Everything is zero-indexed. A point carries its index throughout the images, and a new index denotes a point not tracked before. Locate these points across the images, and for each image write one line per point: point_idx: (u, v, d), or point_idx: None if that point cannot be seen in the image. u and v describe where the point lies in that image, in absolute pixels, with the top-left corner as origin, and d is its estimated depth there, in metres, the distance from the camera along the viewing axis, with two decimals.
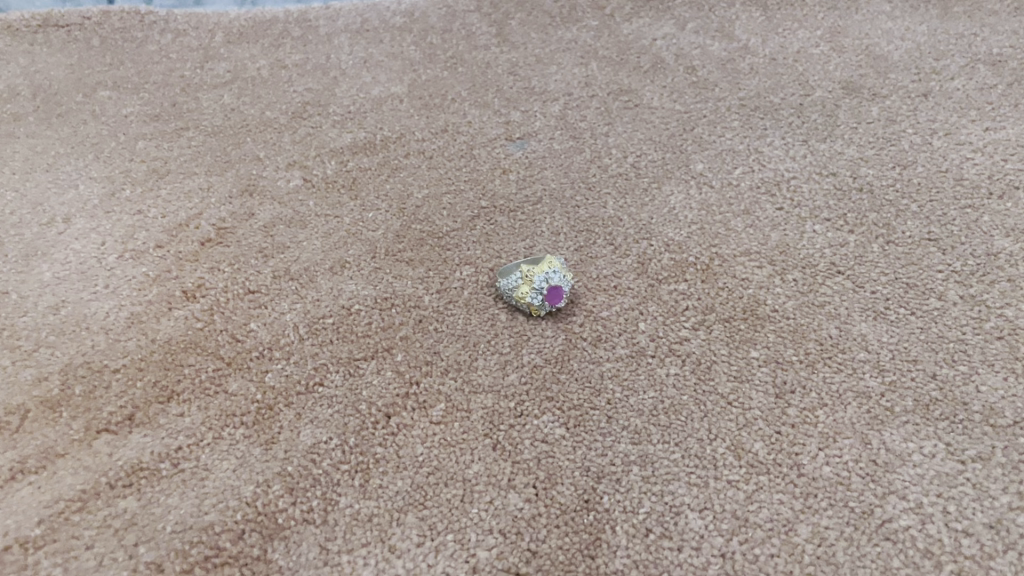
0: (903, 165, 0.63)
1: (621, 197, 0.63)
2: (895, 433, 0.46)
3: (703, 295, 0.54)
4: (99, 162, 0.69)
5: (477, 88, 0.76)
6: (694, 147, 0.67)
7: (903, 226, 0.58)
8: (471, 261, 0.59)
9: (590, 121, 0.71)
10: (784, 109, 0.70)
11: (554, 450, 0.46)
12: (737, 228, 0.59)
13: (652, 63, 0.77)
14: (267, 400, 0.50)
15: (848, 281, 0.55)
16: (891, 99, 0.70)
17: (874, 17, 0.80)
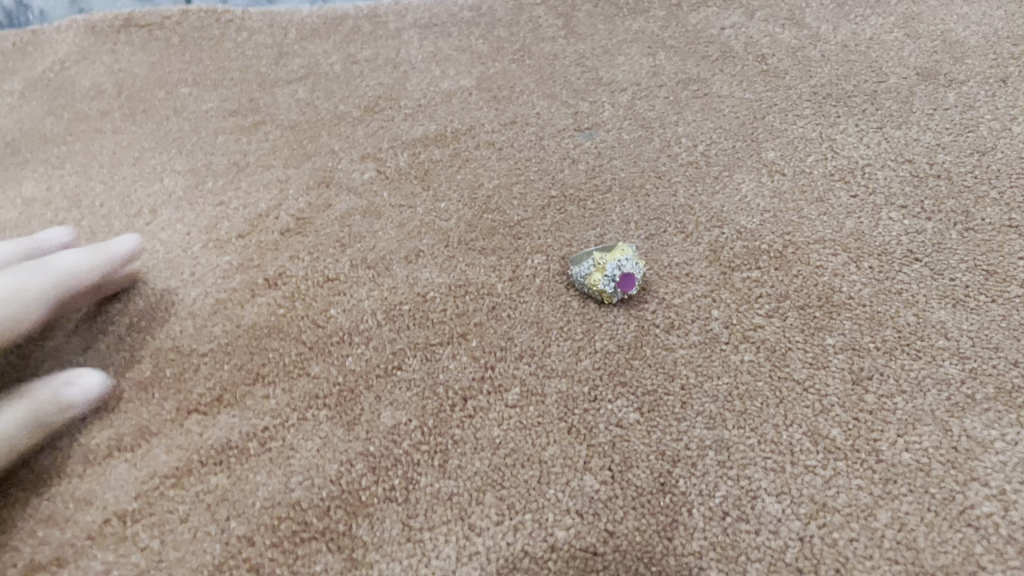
0: (982, 151, 0.62)
1: (691, 186, 0.63)
2: (977, 420, 0.45)
3: (777, 283, 0.54)
4: (182, 155, 0.72)
5: (545, 79, 0.77)
6: (765, 135, 0.67)
7: (982, 213, 0.57)
8: (542, 250, 0.59)
9: (659, 110, 0.71)
10: (857, 96, 0.69)
11: (629, 434, 0.47)
12: (810, 216, 0.59)
13: (721, 53, 0.76)
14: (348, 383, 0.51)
15: (926, 268, 0.54)
16: (969, 84, 0.68)
17: (950, 2, 0.79)
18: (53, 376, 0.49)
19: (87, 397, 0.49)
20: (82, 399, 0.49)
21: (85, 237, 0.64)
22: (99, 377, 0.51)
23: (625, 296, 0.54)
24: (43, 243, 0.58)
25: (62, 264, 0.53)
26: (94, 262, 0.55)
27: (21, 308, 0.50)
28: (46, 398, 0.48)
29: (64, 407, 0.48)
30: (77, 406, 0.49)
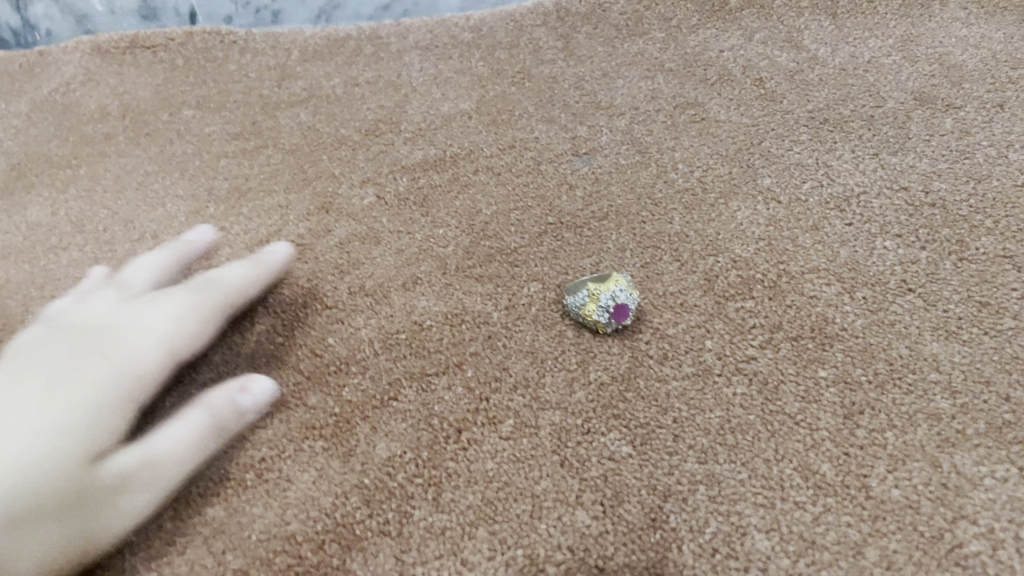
0: (978, 179, 0.62)
1: (687, 213, 0.63)
2: (967, 456, 0.46)
3: (771, 313, 0.55)
4: (185, 179, 0.73)
5: (544, 103, 0.77)
6: (762, 161, 0.67)
7: (976, 243, 0.58)
8: (538, 278, 0.60)
9: (657, 135, 0.71)
10: (854, 121, 0.69)
11: (621, 468, 0.47)
12: (805, 245, 0.59)
13: (719, 76, 0.77)
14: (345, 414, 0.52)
15: (920, 299, 0.54)
16: (966, 110, 0.69)
17: (948, 24, 0.79)
18: (228, 383, 0.52)
19: (262, 400, 0.52)
20: (253, 407, 0.51)
21: (89, 263, 0.65)
22: (270, 381, 0.53)
23: (619, 326, 0.55)
24: (189, 245, 0.62)
25: (224, 284, 0.57)
26: (253, 277, 0.58)
27: (187, 325, 0.53)
28: (217, 401, 0.50)
29: (239, 409, 0.50)
30: (251, 412, 0.51)
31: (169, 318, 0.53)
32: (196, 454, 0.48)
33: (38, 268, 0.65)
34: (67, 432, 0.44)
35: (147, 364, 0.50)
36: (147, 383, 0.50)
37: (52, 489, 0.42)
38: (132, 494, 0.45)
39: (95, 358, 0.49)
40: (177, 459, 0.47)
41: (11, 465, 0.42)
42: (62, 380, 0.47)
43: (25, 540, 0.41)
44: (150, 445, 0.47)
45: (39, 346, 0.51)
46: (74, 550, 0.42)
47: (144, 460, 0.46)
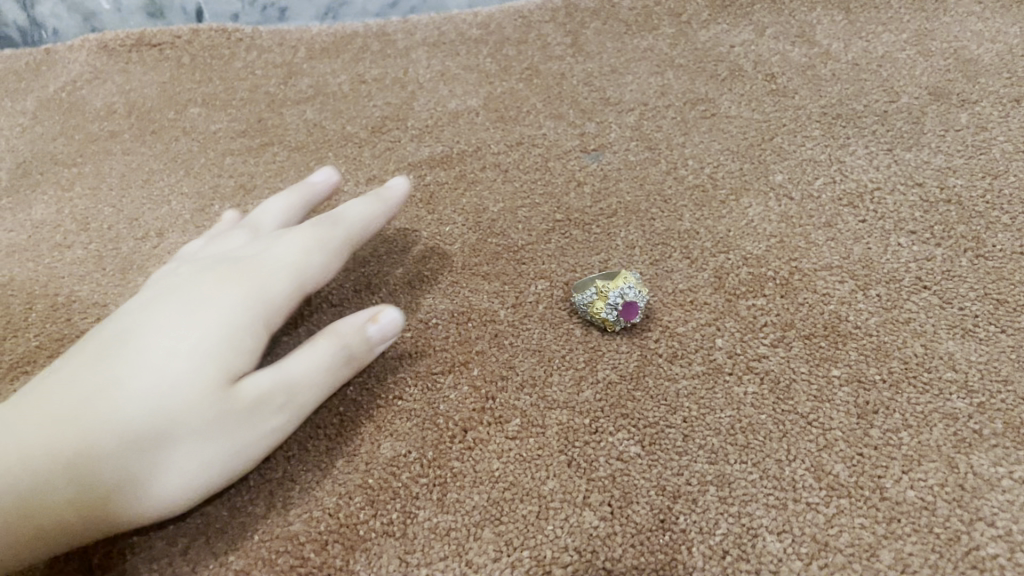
0: (994, 175, 0.61)
1: (697, 210, 0.62)
2: (984, 457, 0.45)
3: (782, 311, 0.54)
4: (190, 177, 0.72)
5: (553, 99, 0.76)
6: (773, 157, 0.66)
7: (993, 239, 0.56)
8: (546, 275, 0.59)
9: (667, 131, 0.70)
10: (867, 116, 0.68)
11: (629, 468, 0.46)
12: (818, 242, 0.58)
13: (730, 71, 0.76)
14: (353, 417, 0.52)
15: (935, 297, 0.53)
16: (982, 104, 0.67)
17: (964, 18, 0.77)
18: (358, 312, 0.53)
19: (389, 330, 0.52)
20: (380, 336, 0.52)
21: (93, 261, 0.65)
22: (396, 311, 0.53)
23: (628, 323, 0.53)
24: (313, 186, 0.64)
25: (348, 220, 0.58)
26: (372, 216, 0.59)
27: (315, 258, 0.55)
28: (345, 330, 0.51)
29: (365, 338, 0.51)
30: (377, 342, 0.52)
31: (299, 251, 0.54)
32: (329, 378, 0.50)
33: (42, 266, 0.65)
34: (208, 351, 0.46)
35: (281, 291, 0.52)
36: (281, 310, 0.51)
37: (194, 407, 0.44)
38: (267, 417, 0.46)
39: (232, 285, 0.51)
40: (310, 383, 0.49)
41: (159, 382, 0.44)
42: (204, 303, 0.49)
43: (168, 458, 0.43)
44: (285, 369, 0.48)
45: (179, 277, 0.53)
46: (215, 468, 0.45)
47: (279, 384, 0.47)
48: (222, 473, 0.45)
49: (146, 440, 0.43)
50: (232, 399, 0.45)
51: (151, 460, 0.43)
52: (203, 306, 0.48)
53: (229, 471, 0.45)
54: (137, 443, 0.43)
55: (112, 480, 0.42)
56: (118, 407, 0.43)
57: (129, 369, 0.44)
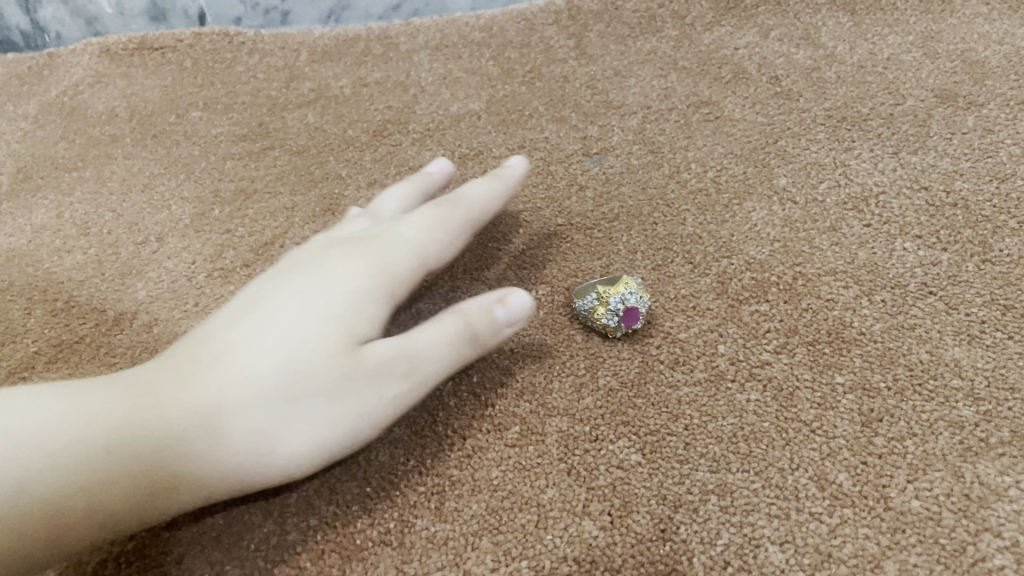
0: (1002, 178, 0.60)
1: (700, 214, 0.62)
2: (991, 466, 0.44)
3: (786, 317, 0.53)
4: (191, 182, 0.72)
5: (555, 103, 0.76)
6: (777, 160, 0.65)
7: (1000, 244, 0.56)
8: (547, 280, 0.59)
9: (670, 134, 0.70)
10: (872, 119, 0.67)
11: (629, 477, 0.46)
12: (822, 246, 0.57)
13: (733, 74, 0.75)
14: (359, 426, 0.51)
15: (940, 302, 0.52)
16: (989, 107, 0.67)
17: (971, 20, 0.76)
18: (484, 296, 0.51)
19: (517, 313, 0.51)
20: (507, 318, 0.50)
21: (93, 265, 0.65)
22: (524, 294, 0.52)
23: (630, 328, 0.53)
24: (431, 173, 0.64)
25: (470, 202, 0.58)
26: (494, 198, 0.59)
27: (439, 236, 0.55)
28: (472, 310, 0.50)
29: (491, 320, 0.50)
30: (505, 325, 0.50)
31: (423, 231, 0.54)
32: (455, 354, 0.49)
33: (41, 271, 0.65)
34: (329, 318, 0.46)
35: (404, 264, 0.52)
36: (405, 284, 0.51)
37: (314, 372, 0.44)
38: (389, 383, 0.46)
39: (352, 255, 0.51)
40: (434, 356, 0.48)
41: (282, 347, 0.45)
42: (324, 274, 0.49)
43: (290, 418, 0.44)
44: (410, 340, 0.48)
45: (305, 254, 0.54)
46: (336, 432, 0.45)
47: (402, 352, 0.47)
48: (343, 438, 0.45)
49: (269, 403, 0.43)
50: (352, 364, 0.45)
51: (274, 424, 0.43)
52: (324, 278, 0.49)
53: (351, 435, 0.45)
54: (260, 407, 0.43)
55: (237, 443, 0.43)
56: (242, 372, 0.44)
57: (252, 336, 0.45)
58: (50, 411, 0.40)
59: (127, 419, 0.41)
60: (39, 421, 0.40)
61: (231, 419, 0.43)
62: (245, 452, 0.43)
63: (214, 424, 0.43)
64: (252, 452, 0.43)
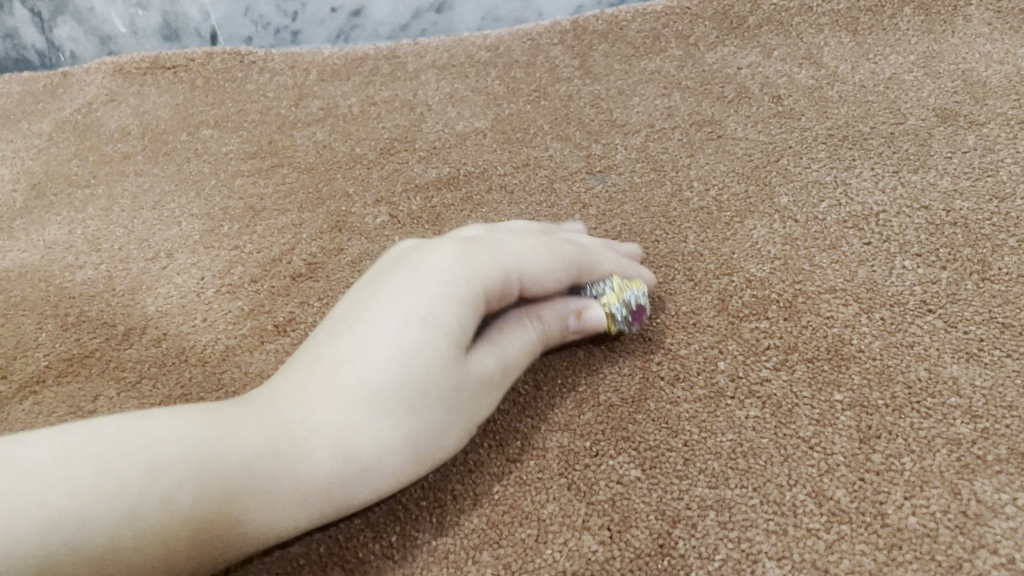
0: (1001, 197, 0.61)
1: (701, 231, 0.63)
2: (988, 483, 0.44)
3: (786, 334, 0.54)
4: (201, 199, 0.73)
5: (559, 121, 0.77)
6: (778, 179, 0.66)
7: (999, 262, 0.56)
8: None
9: (672, 154, 0.71)
10: (873, 138, 0.68)
11: (629, 493, 0.46)
12: (822, 264, 0.58)
13: (736, 93, 0.76)
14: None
15: (939, 320, 0.53)
16: (989, 127, 0.67)
17: (972, 39, 0.77)
18: (564, 302, 0.55)
19: (591, 328, 0.54)
20: (578, 328, 0.54)
21: (104, 280, 0.66)
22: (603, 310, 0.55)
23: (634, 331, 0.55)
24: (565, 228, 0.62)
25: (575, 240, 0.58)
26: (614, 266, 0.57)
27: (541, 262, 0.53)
28: (553, 318, 0.53)
29: (565, 328, 0.54)
30: (572, 333, 0.54)
31: (526, 247, 0.53)
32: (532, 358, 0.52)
33: (53, 286, 0.66)
34: (434, 323, 0.47)
35: (498, 266, 0.51)
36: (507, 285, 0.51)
37: (429, 381, 0.46)
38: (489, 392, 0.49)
39: (444, 254, 0.51)
40: (518, 362, 0.51)
41: (396, 355, 0.46)
42: (417, 275, 0.49)
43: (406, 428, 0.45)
44: (504, 349, 0.50)
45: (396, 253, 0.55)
46: (449, 437, 0.47)
47: (498, 363, 0.50)
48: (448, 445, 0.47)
49: (389, 415, 0.45)
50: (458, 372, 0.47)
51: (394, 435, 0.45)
52: (417, 279, 0.49)
53: (457, 441, 0.48)
54: (378, 421, 0.45)
55: (360, 459, 0.44)
56: (357, 385, 0.45)
57: (365, 347, 0.46)
58: (183, 434, 0.41)
59: (259, 446, 0.43)
60: (176, 439, 0.41)
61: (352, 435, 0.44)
62: (370, 467, 0.45)
63: (338, 440, 0.44)
64: (375, 468, 0.45)
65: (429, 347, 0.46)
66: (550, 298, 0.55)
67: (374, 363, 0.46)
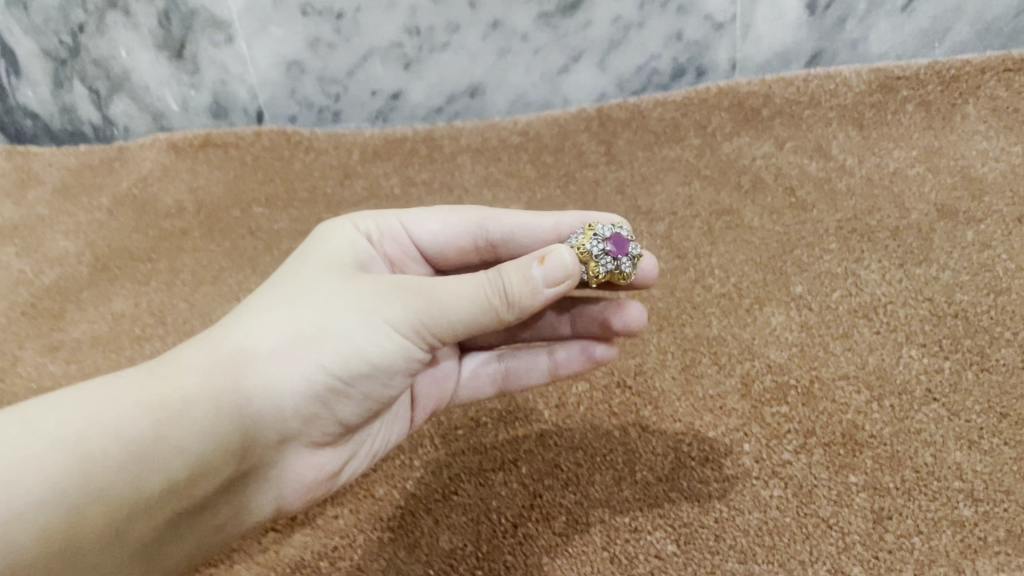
0: (998, 291, 0.66)
1: (724, 317, 0.68)
2: (988, 563, 0.49)
3: (804, 418, 0.59)
4: (257, 274, 0.79)
5: (588, 206, 0.84)
6: (794, 268, 0.72)
7: (997, 354, 0.61)
8: (586, 377, 0.65)
9: (694, 241, 0.77)
10: (880, 231, 0.74)
11: (666, 566, 0.51)
12: (836, 351, 0.64)
13: (752, 184, 0.83)
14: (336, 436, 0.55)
15: (943, 408, 0.58)
16: (986, 223, 0.73)
17: (970, 136, 0.83)
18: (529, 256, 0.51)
19: (557, 272, 0.49)
20: (543, 277, 0.49)
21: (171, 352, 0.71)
22: (569, 254, 0.50)
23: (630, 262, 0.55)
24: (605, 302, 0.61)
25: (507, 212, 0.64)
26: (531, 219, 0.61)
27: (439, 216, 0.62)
28: (511, 272, 0.49)
29: (530, 279, 0.50)
30: (540, 283, 0.49)
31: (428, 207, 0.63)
32: (483, 302, 0.49)
33: (123, 357, 0.71)
34: (291, 265, 0.55)
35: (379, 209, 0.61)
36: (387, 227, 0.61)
37: (293, 291, 0.52)
38: (394, 291, 0.50)
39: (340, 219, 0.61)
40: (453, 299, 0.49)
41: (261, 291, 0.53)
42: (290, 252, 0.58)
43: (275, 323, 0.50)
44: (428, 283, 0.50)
45: None
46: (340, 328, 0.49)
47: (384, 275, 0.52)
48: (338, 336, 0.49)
49: (263, 322, 0.50)
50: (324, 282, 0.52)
51: (273, 335, 0.49)
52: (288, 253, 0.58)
53: (370, 334, 0.49)
54: (249, 325, 0.50)
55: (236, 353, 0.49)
56: (230, 317, 0.51)
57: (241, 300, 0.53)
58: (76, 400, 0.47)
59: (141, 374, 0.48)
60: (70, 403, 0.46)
61: (226, 342, 0.49)
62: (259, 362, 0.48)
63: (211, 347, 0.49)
64: (265, 361, 0.49)
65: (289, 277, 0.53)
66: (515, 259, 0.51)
67: (245, 302, 0.52)
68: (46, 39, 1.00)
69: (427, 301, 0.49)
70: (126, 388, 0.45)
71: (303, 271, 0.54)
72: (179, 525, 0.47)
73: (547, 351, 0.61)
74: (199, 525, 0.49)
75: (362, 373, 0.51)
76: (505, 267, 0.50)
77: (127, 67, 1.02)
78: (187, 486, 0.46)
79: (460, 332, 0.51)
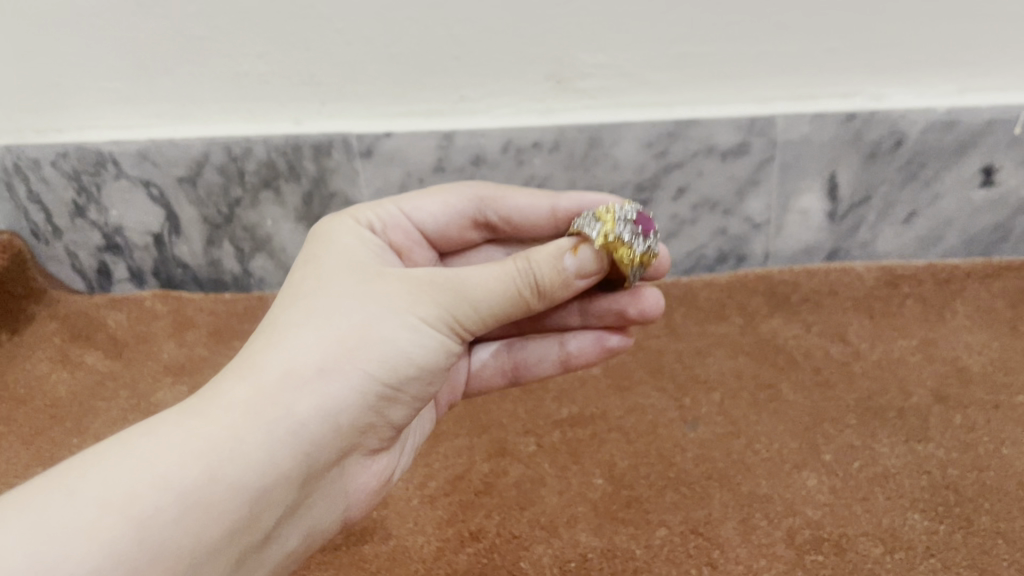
0: (981, 468, 0.87)
1: (770, 477, 0.89)
2: None
3: (836, 565, 0.79)
4: None
5: (655, 373, 1.05)
6: (823, 439, 0.93)
7: (979, 520, 0.82)
8: (666, 523, 0.85)
9: (743, 410, 0.98)
10: (890, 410, 0.95)
11: None
12: (858, 512, 0.84)
13: (786, 361, 1.04)
14: (371, 441, 0.72)
15: (939, 562, 0.78)
16: (972, 408, 0.94)
17: (957, 330, 1.06)
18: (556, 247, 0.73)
19: (583, 263, 0.73)
20: (573, 266, 0.73)
21: None
22: (589, 252, 0.74)
23: (654, 238, 0.77)
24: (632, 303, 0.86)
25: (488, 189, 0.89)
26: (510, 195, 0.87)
27: (441, 197, 0.88)
28: (541, 259, 0.71)
29: (557, 270, 0.72)
30: (570, 269, 0.73)
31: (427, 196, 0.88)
32: (514, 288, 0.70)
33: None
34: (310, 288, 0.69)
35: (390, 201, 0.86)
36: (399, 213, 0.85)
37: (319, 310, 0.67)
38: (427, 293, 0.68)
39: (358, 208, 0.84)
40: (489, 291, 0.69)
41: (286, 316, 0.67)
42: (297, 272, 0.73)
43: (313, 342, 0.64)
44: (458, 279, 0.69)
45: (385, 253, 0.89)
46: (380, 336, 0.66)
47: (407, 275, 0.70)
48: (374, 343, 0.66)
49: (300, 343, 0.64)
50: (354, 297, 0.68)
51: (319, 352, 0.64)
52: (296, 277, 0.72)
53: (409, 338, 0.67)
54: (289, 347, 0.64)
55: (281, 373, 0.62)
56: (267, 341, 0.65)
57: (268, 325, 0.67)
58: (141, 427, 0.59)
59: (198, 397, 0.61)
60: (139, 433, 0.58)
61: (271, 363, 0.63)
62: (309, 377, 0.63)
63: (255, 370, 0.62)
64: (315, 375, 0.63)
65: (311, 299, 0.68)
66: (545, 248, 0.73)
67: (276, 328, 0.66)
68: (206, 208, 1.22)
69: (465, 297, 0.69)
70: (191, 424, 0.58)
71: (322, 290, 0.69)
72: (259, 532, 0.61)
73: (559, 342, 0.89)
74: (275, 528, 0.63)
75: (406, 372, 0.68)
76: (543, 258, 0.71)
77: (270, 232, 1.25)
78: (262, 498, 0.60)
79: (494, 313, 0.71)
